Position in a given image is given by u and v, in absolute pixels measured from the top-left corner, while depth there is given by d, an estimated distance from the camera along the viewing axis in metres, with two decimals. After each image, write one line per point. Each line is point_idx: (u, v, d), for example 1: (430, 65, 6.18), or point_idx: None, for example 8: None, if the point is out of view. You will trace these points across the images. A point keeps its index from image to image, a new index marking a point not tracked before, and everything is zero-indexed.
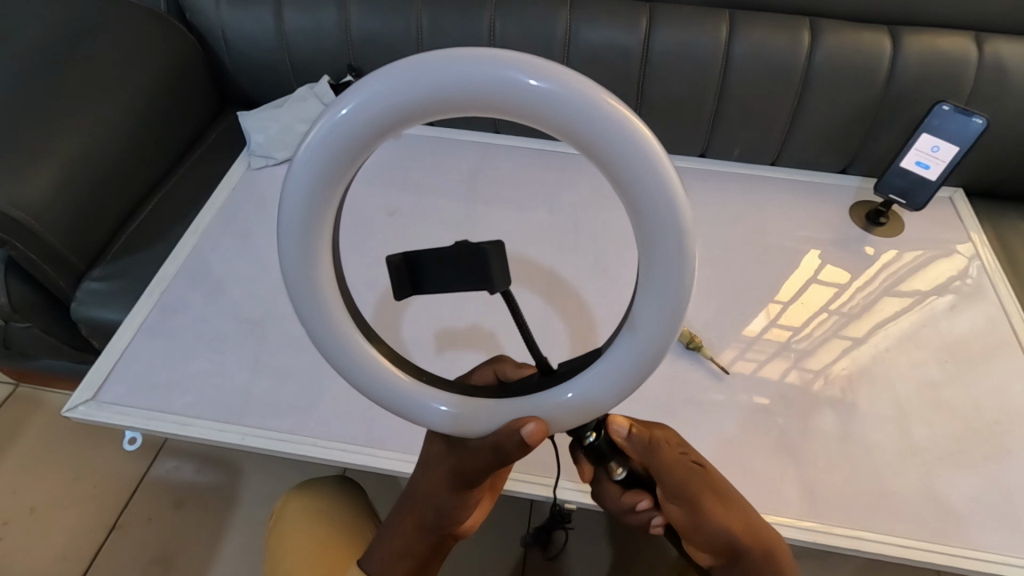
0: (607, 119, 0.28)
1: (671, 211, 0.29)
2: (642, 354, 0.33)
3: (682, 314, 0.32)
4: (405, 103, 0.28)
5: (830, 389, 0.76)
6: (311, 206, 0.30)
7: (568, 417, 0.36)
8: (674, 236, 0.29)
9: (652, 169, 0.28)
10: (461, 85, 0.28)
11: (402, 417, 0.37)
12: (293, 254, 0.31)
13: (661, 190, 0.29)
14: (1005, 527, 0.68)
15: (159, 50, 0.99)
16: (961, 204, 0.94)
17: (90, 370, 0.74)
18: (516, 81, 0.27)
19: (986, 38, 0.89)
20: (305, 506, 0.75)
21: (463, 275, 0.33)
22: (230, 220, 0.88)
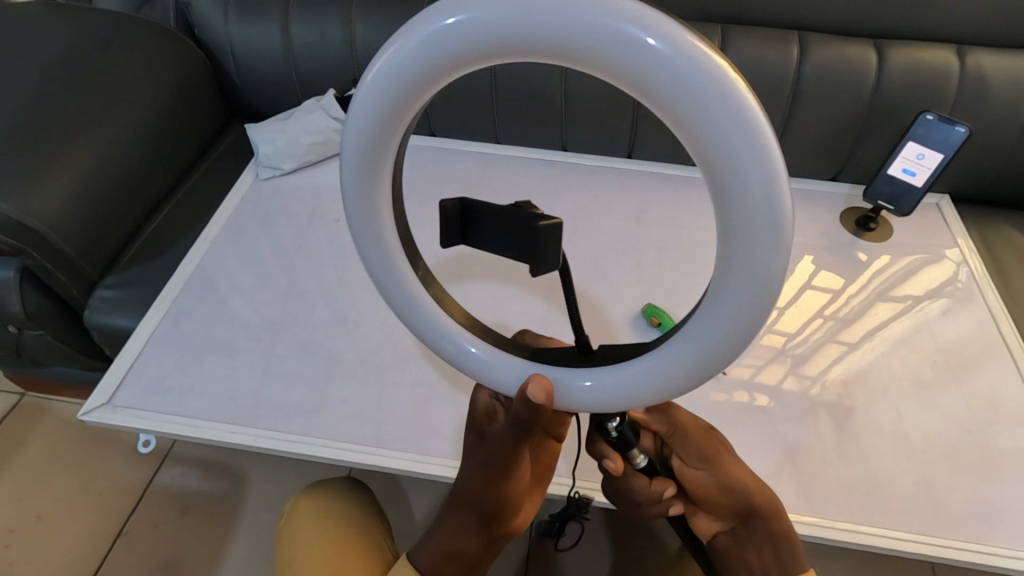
0: (718, 91, 0.26)
1: (763, 202, 0.28)
2: (692, 346, 0.33)
3: (746, 317, 0.31)
4: (497, 43, 0.28)
5: (827, 394, 0.79)
6: (376, 127, 0.31)
7: (579, 401, 0.39)
8: (761, 228, 0.28)
9: (756, 148, 0.27)
10: (558, 41, 0.27)
11: (432, 345, 0.40)
12: (356, 171, 0.33)
13: (757, 173, 0.27)
14: (995, 522, 0.71)
15: (171, 65, 1.02)
16: (947, 211, 0.97)
17: (105, 375, 0.76)
18: (625, 42, 0.26)
19: (967, 51, 0.92)
20: (316, 508, 0.76)
21: (514, 246, 0.34)
22: (240, 230, 0.91)
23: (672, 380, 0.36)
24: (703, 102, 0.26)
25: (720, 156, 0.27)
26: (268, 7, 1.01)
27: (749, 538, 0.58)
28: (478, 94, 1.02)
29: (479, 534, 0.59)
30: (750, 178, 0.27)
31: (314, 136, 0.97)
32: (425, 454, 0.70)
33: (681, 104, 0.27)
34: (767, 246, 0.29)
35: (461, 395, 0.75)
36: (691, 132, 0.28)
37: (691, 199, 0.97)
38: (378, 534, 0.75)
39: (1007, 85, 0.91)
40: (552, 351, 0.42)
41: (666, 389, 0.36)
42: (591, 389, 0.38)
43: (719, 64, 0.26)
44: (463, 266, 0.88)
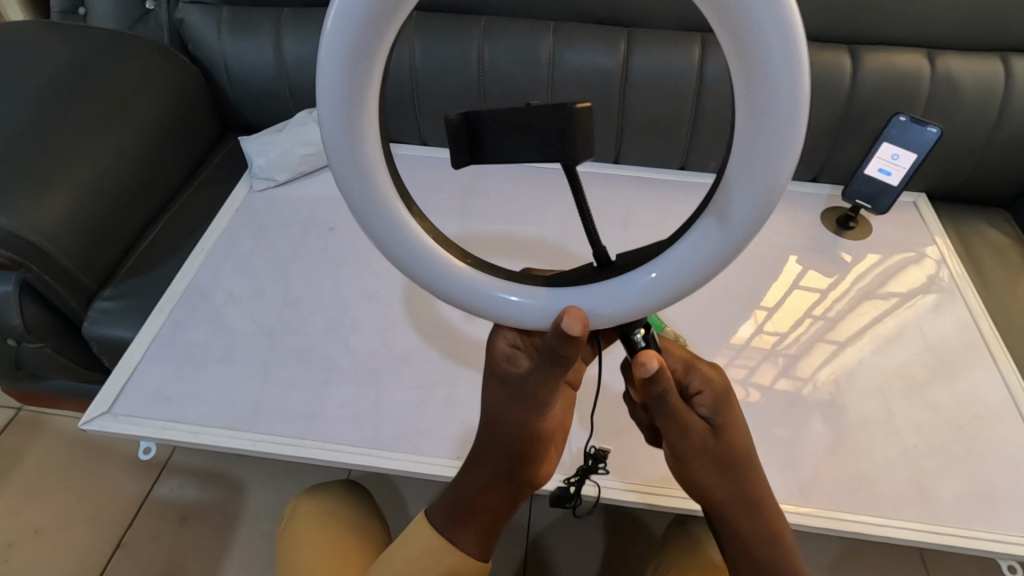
0: None
1: (779, 34, 0.30)
2: (723, 232, 0.37)
3: (777, 185, 0.35)
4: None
5: (818, 393, 0.81)
6: (365, 33, 0.32)
7: (643, 300, 0.41)
8: (785, 100, 0.32)
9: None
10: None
11: (446, 299, 0.43)
12: (349, 90, 0.34)
13: (764, 13, 0.30)
14: (978, 509, 0.73)
15: (166, 80, 1.04)
16: (924, 208, 1.00)
17: (105, 385, 0.77)
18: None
19: (938, 54, 0.96)
20: (323, 512, 0.77)
21: (535, 143, 0.35)
22: (237, 240, 0.93)
23: (726, 249, 0.38)
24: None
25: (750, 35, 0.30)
26: (261, 22, 1.04)
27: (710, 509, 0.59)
28: (468, 105, 1.05)
29: (507, 490, 0.60)
30: (762, 20, 0.30)
31: (307, 148, 0.99)
32: (421, 454, 0.72)
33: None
34: (794, 78, 0.31)
35: (456, 397, 0.76)
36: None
37: (677, 203, 1.00)
38: (378, 537, 0.77)
39: (977, 87, 0.95)
40: (576, 275, 0.45)
41: (725, 251, 0.38)
42: (659, 279, 0.40)
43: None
44: (462, 245, 0.93)
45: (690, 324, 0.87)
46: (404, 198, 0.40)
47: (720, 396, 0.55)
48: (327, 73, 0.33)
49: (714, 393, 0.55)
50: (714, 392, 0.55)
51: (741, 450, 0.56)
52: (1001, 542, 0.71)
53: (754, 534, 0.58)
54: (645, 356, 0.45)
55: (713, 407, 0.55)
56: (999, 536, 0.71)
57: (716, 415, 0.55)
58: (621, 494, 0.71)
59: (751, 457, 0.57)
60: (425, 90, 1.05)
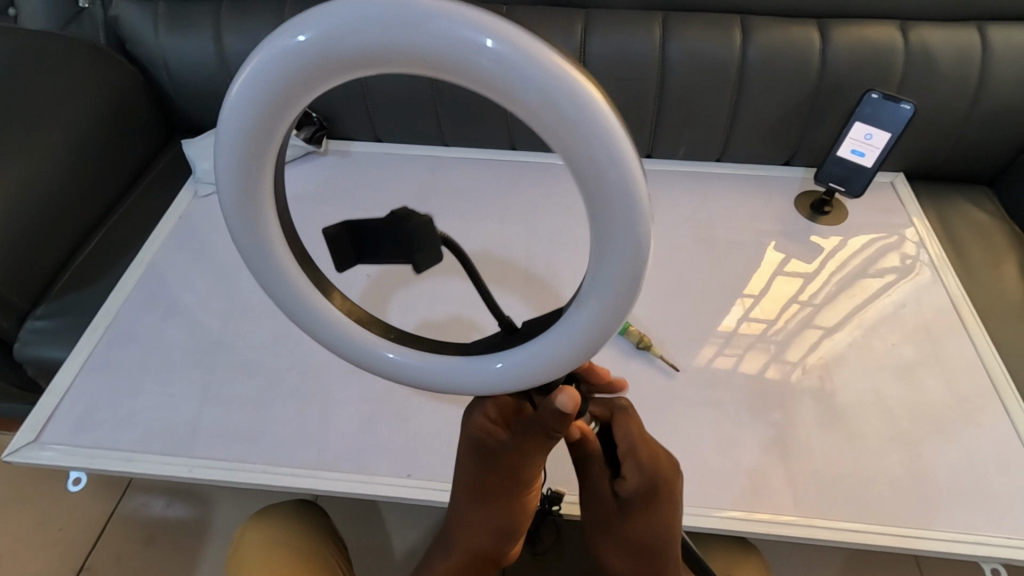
0: (605, 141, 0.28)
1: (627, 174, 0.29)
2: (573, 353, 0.36)
3: (612, 328, 0.35)
4: (355, 44, 0.26)
5: (807, 378, 0.77)
6: (252, 125, 0.29)
7: (518, 382, 0.39)
8: (625, 263, 0.32)
9: (603, 122, 0.27)
10: (402, 43, 0.26)
11: (345, 355, 0.41)
12: (234, 167, 0.31)
13: (623, 189, 0.29)
14: (964, 507, 0.68)
15: (98, 81, 0.98)
16: (902, 188, 0.96)
17: (32, 412, 0.72)
18: (458, 35, 0.26)
19: (911, 26, 0.91)
20: (263, 536, 0.74)
21: (396, 250, 0.36)
22: (178, 250, 0.88)
23: (591, 343, 0.36)
24: (551, 89, 0.27)
25: (599, 201, 0.29)
26: (199, 15, 0.98)
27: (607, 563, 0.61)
28: (422, 97, 0.99)
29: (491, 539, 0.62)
30: (615, 170, 0.28)
31: None
32: (369, 473, 0.68)
33: (522, 93, 0.27)
34: (634, 251, 0.31)
35: (406, 410, 0.72)
36: (546, 119, 0.27)
37: None
38: (317, 520, 0.78)
39: (952, 59, 0.90)
40: (479, 343, 0.42)
41: (589, 345, 0.36)
42: (502, 371, 0.39)
43: (549, 53, 0.27)
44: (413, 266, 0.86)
45: (660, 319, 0.82)
46: (323, 286, 0.39)
47: (641, 492, 0.53)
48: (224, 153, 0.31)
49: (636, 485, 0.53)
50: (637, 486, 0.53)
51: (639, 540, 0.55)
52: (986, 544, 0.67)
53: None
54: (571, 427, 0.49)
55: (629, 494, 0.54)
56: (985, 538, 0.67)
57: (632, 500, 0.54)
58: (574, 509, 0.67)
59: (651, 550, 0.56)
60: (375, 82, 0.99)
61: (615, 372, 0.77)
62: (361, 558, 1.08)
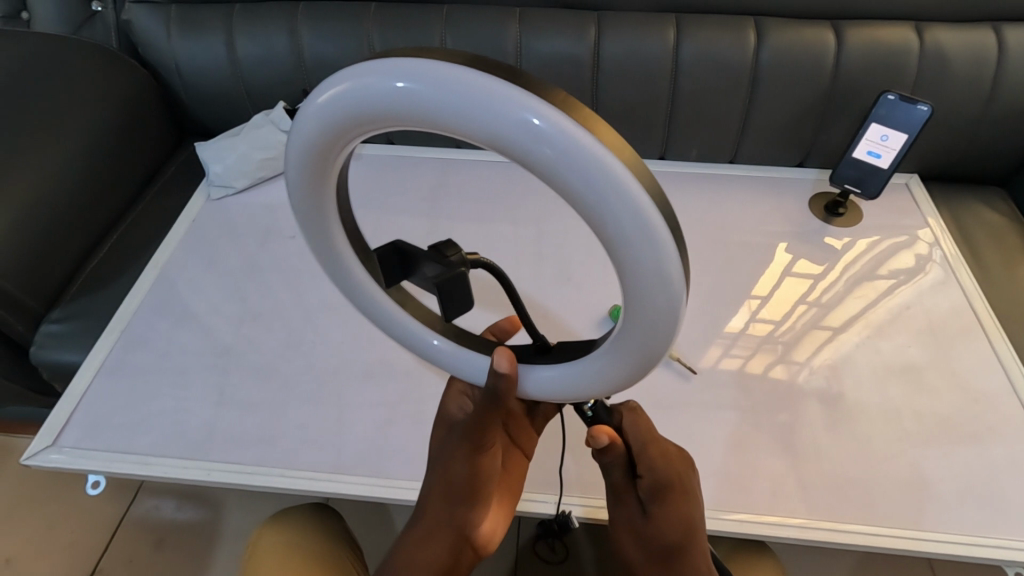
0: (639, 232, 0.30)
1: (648, 252, 0.30)
2: (584, 384, 0.41)
3: (615, 379, 0.39)
4: (417, 96, 0.29)
5: (815, 380, 0.76)
6: (332, 127, 0.32)
7: (538, 390, 0.44)
8: (638, 332, 0.35)
9: (630, 194, 0.29)
10: (456, 106, 0.29)
11: (392, 334, 0.46)
12: (310, 151, 0.34)
13: (650, 278, 0.31)
14: (982, 510, 0.68)
15: (110, 85, 0.98)
16: (916, 189, 0.96)
17: (49, 416, 0.72)
18: (509, 109, 0.28)
19: (926, 28, 0.90)
20: (282, 539, 0.74)
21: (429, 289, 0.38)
22: (193, 252, 0.88)
23: (606, 385, 0.40)
24: (580, 164, 0.28)
25: (624, 278, 0.32)
26: (212, 19, 0.98)
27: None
28: None
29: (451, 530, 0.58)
30: (645, 259, 0.31)
31: (265, 152, 0.94)
32: (387, 477, 0.68)
33: (551, 160, 0.28)
34: (648, 325, 0.34)
35: (424, 413, 0.72)
36: (571, 185, 0.29)
37: None
38: (328, 517, 0.78)
39: (967, 60, 0.90)
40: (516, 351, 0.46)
41: (602, 385, 0.40)
42: None
43: (607, 158, 0.28)
44: None
45: None
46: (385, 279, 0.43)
47: (660, 486, 0.52)
48: (301, 135, 0.34)
49: (655, 478, 0.52)
50: (656, 481, 0.52)
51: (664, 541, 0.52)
52: (1007, 548, 0.66)
53: None
54: (595, 433, 0.48)
55: (649, 491, 0.52)
56: (1006, 541, 0.66)
57: (651, 497, 0.52)
58: (595, 513, 0.67)
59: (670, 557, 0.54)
60: None
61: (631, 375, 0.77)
62: (373, 561, 1.08)
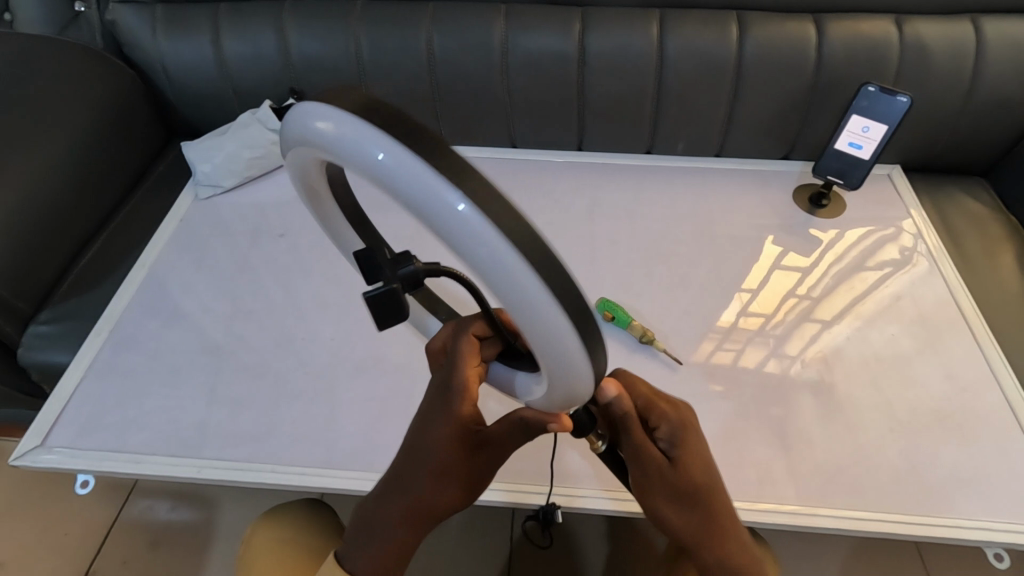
0: (545, 333, 0.34)
1: (551, 347, 0.35)
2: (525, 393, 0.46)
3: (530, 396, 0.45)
4: (385, 171, 0.32)
5: (807, 371, 0.77)
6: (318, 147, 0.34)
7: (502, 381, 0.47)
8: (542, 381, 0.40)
9: (543, 301, 0.32)
10: (409, 190, 0.31)
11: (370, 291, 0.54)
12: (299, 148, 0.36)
13: (547, 360, 0.36)
14: (965, 494, 0.69)
15: (96, 85, 0.98)
16: (899, 180, 0.97)
17: (40, 416, 0.72)
18: (458, 206, 0.31)
19: (906, 20, 0.91)
20: (274, 537, 0.74)
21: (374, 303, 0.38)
22: (182, 252, 0.88)
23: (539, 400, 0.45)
24: (503, 269, 0.31)
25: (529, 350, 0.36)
26: (197, 18, 0.98)
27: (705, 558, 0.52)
28: (422, 94, 1.00)
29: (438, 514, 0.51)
30: (547, 349, 0.35)
31: (252, 151, 0.94)
32: (378, 472, 0.68)
33: (478, 263, 0.32)
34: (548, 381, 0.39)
35: (414, 408, 0.72)
36: (489, 282, 0.32)
37: (644, 190, 0.97)
38: (317, 510, 0.79)
39: (946, 53, 0.91)
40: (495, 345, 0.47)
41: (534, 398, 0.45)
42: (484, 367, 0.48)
43: (528, 277, 0.32)
44: None
45: (662, 314, 0.83)
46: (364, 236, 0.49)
47: (678, 429, 0.51)
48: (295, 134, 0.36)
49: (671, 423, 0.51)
50: (672, 425, 0.51)
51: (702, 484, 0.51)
52: (989, 530, 0.67)
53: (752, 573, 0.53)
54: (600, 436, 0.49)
55: (670, 439, 0.51)
56: (986, 523, 0.67)
57: (672, 445, 0.51)
58: (583, 504, 0.68)
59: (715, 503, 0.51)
60: (374, 81, 0.99)
61: (620, 368, 0.78)
62: None
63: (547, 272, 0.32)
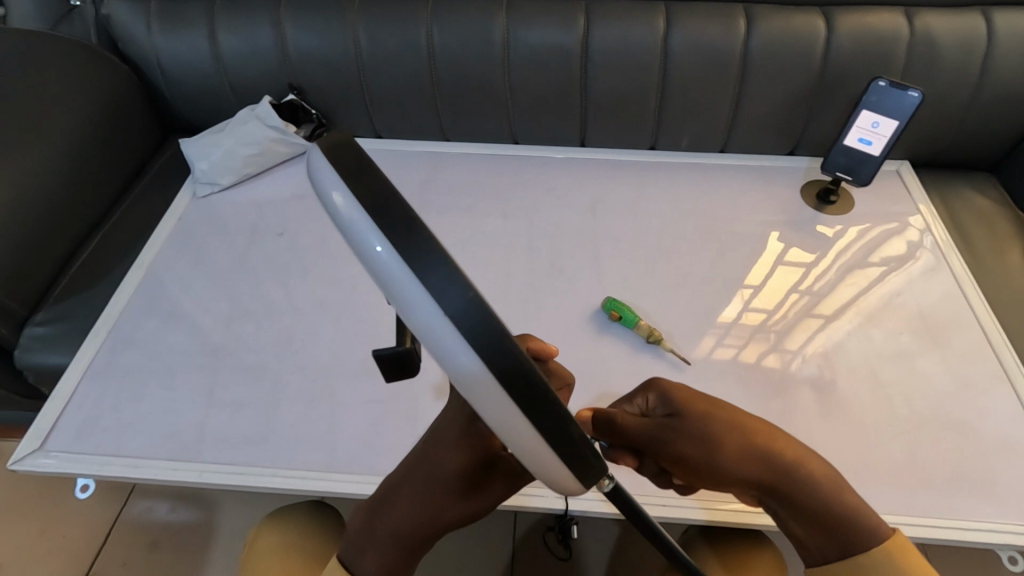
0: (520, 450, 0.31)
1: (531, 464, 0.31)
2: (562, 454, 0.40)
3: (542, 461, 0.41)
4: (381, 264, 0.29)
5: (809, 367, 0.76)
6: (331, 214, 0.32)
7: None
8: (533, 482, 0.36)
9: (515, 424, 0.29)
10: (398, 292, 0.29)
11: None
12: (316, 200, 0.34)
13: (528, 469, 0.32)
14: (977, 495, 0.68)
15: (91, 82, 0.96)
16: (908, 176, 0.96)
17: (36, 420, 0.71)
18: (439, 317, 0.28)
19: (915, 12, 0.90)
20: (276, 540, 0.73)
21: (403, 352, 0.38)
22: (179, 251, 0.87)
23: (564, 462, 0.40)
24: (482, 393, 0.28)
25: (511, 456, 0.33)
26: (193, 12, 0.96)
27: (782, 490, 0.47)
28: (422, 89, 0.98)
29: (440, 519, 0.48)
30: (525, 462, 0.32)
31: (250, 148, 0.92)
32: (381, 475, 0.67)
33: (458, 372, 0.28)
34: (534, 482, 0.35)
35: (418, 410, 0.71)
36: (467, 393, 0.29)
37: (648, 187, 0.96)
38: (320, 513, 0.77)
39: (956, 46, 0.89)
40: None
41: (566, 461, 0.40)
42: None
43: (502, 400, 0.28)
44: None
45: (668, 312, 0.82)
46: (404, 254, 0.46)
47: (662, 390, 0.53)
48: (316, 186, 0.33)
49: (654, 394, 0.53)
50: (656, 392, 0.53)
51: (710, 415, 0.50)
52: (1001, 532, 0.66)
53: (832, 484, 0.46)
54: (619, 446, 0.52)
55: (663, 402, 0.52)
56: (998, 525, 0.66)
57: (666, 406, 0.52)
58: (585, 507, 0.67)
59: (737, 427, 0.49)
60: (373, 75, 0.98)
61: (626, 368, 0.76)
62: None
63: (529, 398, 0.29)
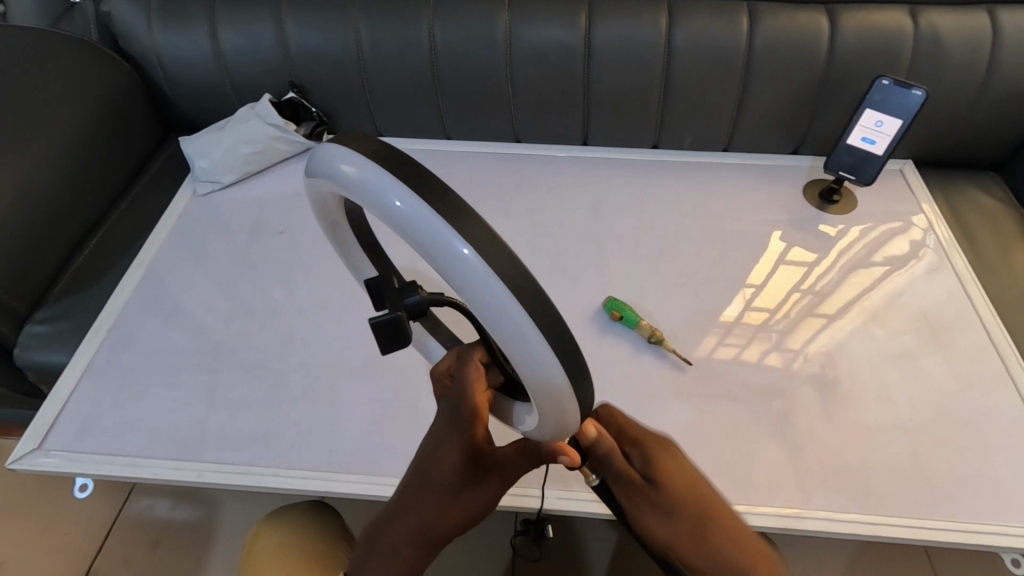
0: (538, 372, 0.34)
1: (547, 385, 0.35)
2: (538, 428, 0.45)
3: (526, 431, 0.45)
4: (401, 215, 0.32)
5: (812, 367, 0.76)
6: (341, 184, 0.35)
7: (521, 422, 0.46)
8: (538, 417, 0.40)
9: (536, 345, 0.33)
10: (424, 235, 0.32)
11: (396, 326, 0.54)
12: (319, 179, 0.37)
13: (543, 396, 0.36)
14: (982, 497, 0.67)
15: (91, 80, 0.95)
16: (912, 175, 0.95)
17: (36, 419, 0.71)
18: (460, 252, 0.32)
19: (920, 10, 0.89)
20: (277, 541, 0.73)
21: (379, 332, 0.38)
22: (180, 249, 0.86)
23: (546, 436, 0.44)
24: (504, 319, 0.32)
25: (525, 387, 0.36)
26: (194, 10, 0.95)
27: None
28: (424, 88, 0.98)
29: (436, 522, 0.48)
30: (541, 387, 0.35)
31: (250, 146, 0.92)
32: (381, 475, 0.67)
33: (481, 299, 0.32)
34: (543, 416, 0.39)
35: (418, 410, 0.71)
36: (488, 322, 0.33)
37: (650, 186, 0.95)
38: (321, 513, 0.77)
39: (961, 43, 0.89)
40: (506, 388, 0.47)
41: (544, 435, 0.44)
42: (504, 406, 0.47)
43: (521, 320, 0.32)
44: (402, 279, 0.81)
45: (671, 311, 0.81)
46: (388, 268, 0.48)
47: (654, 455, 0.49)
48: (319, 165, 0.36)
49: (648, 451, 0.49)
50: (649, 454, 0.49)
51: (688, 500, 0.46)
52: (1007, 534, 0.66)
53: None
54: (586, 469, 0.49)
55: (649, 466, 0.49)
56: (1003, 527, 0.66)
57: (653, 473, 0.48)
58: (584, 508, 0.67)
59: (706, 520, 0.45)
60: (375, 73, 0.97)
61: (627, 367, 0.76)
62: None
63: (546, 319, 0.33)
